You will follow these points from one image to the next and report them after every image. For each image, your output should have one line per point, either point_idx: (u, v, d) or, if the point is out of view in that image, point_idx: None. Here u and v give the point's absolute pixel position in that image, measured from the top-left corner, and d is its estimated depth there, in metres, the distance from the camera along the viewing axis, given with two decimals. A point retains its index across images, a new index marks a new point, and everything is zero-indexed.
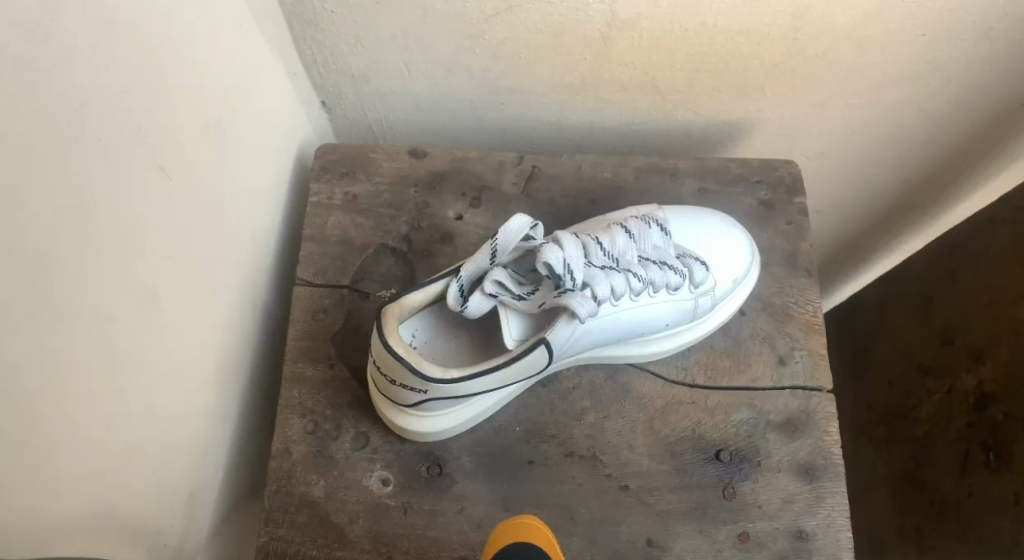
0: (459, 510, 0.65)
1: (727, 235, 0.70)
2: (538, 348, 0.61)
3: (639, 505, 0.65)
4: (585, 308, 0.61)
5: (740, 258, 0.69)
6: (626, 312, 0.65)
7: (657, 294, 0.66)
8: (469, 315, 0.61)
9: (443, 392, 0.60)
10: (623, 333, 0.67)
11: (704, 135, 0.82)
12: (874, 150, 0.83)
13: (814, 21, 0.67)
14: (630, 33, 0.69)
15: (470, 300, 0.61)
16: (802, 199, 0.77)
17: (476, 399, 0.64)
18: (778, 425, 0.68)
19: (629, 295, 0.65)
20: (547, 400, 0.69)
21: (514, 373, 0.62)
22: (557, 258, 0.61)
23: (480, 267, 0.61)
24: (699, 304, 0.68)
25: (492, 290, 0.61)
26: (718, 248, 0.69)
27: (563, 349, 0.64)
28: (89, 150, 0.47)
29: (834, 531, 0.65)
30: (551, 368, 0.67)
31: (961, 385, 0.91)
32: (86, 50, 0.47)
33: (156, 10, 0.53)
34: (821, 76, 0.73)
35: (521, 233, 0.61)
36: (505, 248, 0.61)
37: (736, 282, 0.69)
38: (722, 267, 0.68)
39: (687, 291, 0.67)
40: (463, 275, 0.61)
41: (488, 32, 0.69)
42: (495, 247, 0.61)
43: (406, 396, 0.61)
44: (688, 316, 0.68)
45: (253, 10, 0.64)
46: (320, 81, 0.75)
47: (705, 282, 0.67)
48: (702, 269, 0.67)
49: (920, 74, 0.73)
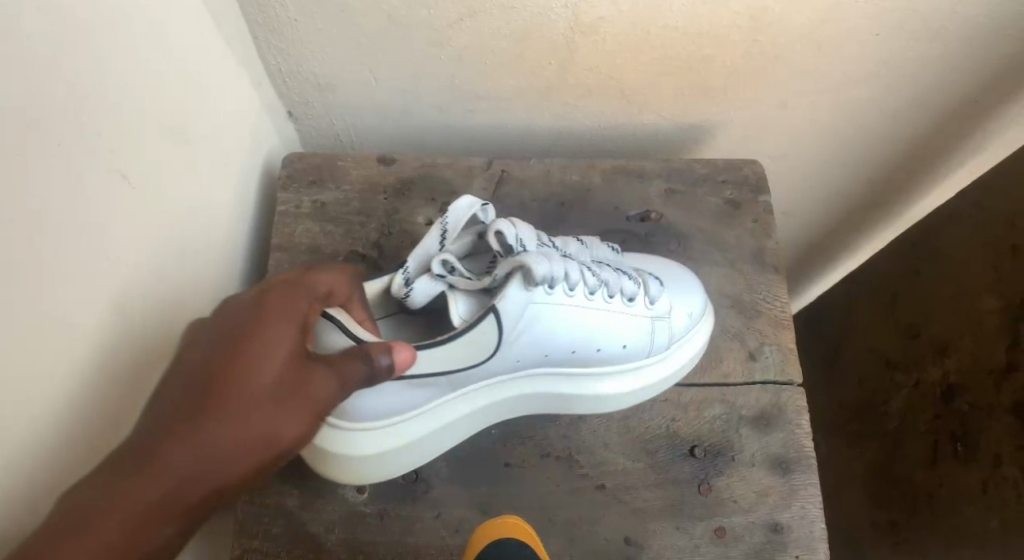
0: (436, 514, 0.65)
1: (685, 272, 0.70)
2: (488, 317, 0.59)
3: (616, 503, 0.66)
4: (542, 268, 0.59)
5: (698, 298, 0.69)
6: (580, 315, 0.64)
7: (612, 299, 0.66)
8: (415, 299, 0.61)
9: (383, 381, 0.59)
10: (580, 334, 0.65)
11: (669, 138, 0.83)
12: (833, 151, 0.85)
13: (772, 23, 0.68)
14: (593, 37, 0.70)
15: (416, 284, 0.60)
16: (766, 198, 0.79)
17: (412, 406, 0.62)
18: (750, 419, 0.69)
19: (584, 291, 0.64)
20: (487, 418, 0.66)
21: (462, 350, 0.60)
22: (510, 230, 0.61)
23: (431, 248, 0.61)
24: (655, 343, 0.67)
25: (440, 271, 0.60)
26: (674, 275, 0.69)
27: (516, 343, 0.62)
28: (56, 158, 0.48)
29: (808, 523, 0.66)
30: (501, 382, 0.65)
31: (928, 377, 0.94)
32: (43, 53, 0.46)
33: (116, 17, 0.53)
34: (781, 75, 0.75)
35: (473, 210, 0.61)
36: (454, 230, 0.61)
37: (693, 319, 0.68)
38: (678, 293, 0.68)
39: (642, 304, 0.67)
40: (413, 257, 0.61)
41: (453, 38, 0.70)
42: (445, 225, 0.61)
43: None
44: (644, 345, 0.67)
45: (217, 17, 0.64)
46: (287, 90, 0.75)
47: (659, 298, 0.67)
48: (656, 284, 0.67)
49: (873, 75, 0.75)
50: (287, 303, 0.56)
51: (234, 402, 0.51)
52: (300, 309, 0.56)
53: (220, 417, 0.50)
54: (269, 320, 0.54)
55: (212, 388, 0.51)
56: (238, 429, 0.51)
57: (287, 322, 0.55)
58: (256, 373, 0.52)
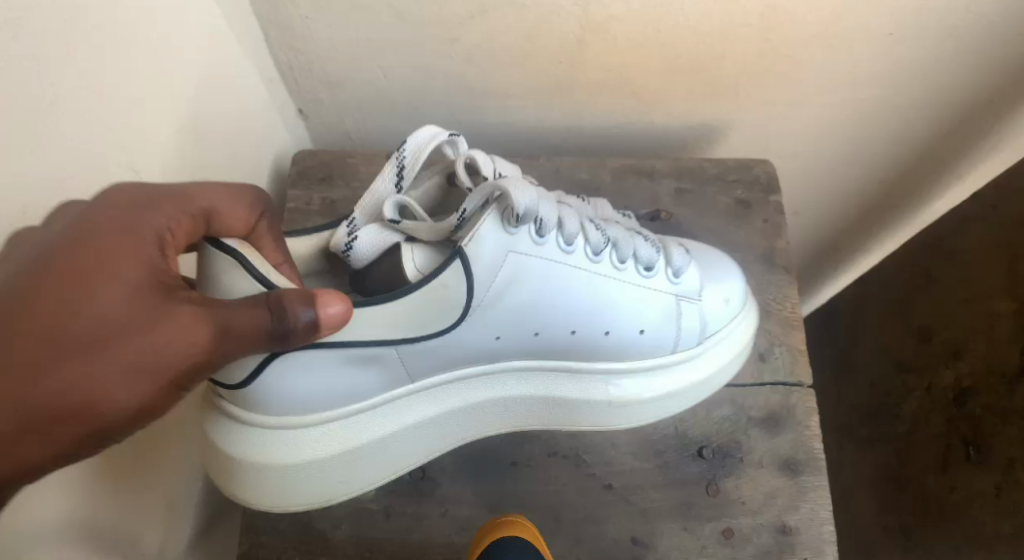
0: (443, 512, 0.65)
1: (723, 256, 0.69)
2: (453, 263, 0.56)
3: (622, 503, 0.65)
4: (524, 196, 0.57)
5: (735, 279, 0.68)
6: (588, 283, 0.63)
7: (626, 266, 0.64)
8: (363, 245, 0.58)
9: (299, 356, 0.55)
10: (587, 298, 0.63)
11: (680, 138, 0.83)
12: (845, 151, 0.84)
13: (783, 21, 0.68)
14: (604, 35, 0.70)
15: (363, 231, 0.58)
16: (777, 198, 0.78)
17: (350, 386, 0.59)
18: (759, 420, 0.69)
19: (585, 249, 0.62)
20: (439, 426, 0.65)
21: (418, 305, 0.56)
22: (481, 161, 0.60)
23: (387, 187, 0.60)
24: (683, 327, 0.66)
25: (392, 216, 0.58)
26: (706, 256, 0.68)
27: (505, 313, 0.60)
28: (63, 155, 0.49)
29: (817, 525, 0.65)
30: (449, 384, 0.64)
31: (941, 381, 0.93)
32: (52, 50, 0.47)
33: (128, 15, 0.53)
34: (792, 74, 0.74)
35: (433, 141, 0.60)
36: (411, 167, 0.60)
37: (728, 303, 0.67)
38: (710, 274, 0.67)
39: (662, 274, 0.65)
40: (367, 197, 0.59)
41: (463, 36, 0.70)
42: (403, 159, 0.59)
43: (241, 370, 0.55)
44: (666, 323, 0.65)
45: (227, 14, 0.65)
46: (297, 88, 0.75)
47: (682, 270, 0.65)
48: (682, 257, 0.66)
49: (887, 74, 0.74)
50: (138, 216, 0.48)
51: (78, 338, 0.45)
52: (156, 225, 0.49)
53: (70, 356, 0.44)
54: (114, 238, 0.47)
55: (32, 317, 0.44)
56: (92, 371, 0.45)
57: (135, 245, 0.47)
58: (111, 303, 0.46)
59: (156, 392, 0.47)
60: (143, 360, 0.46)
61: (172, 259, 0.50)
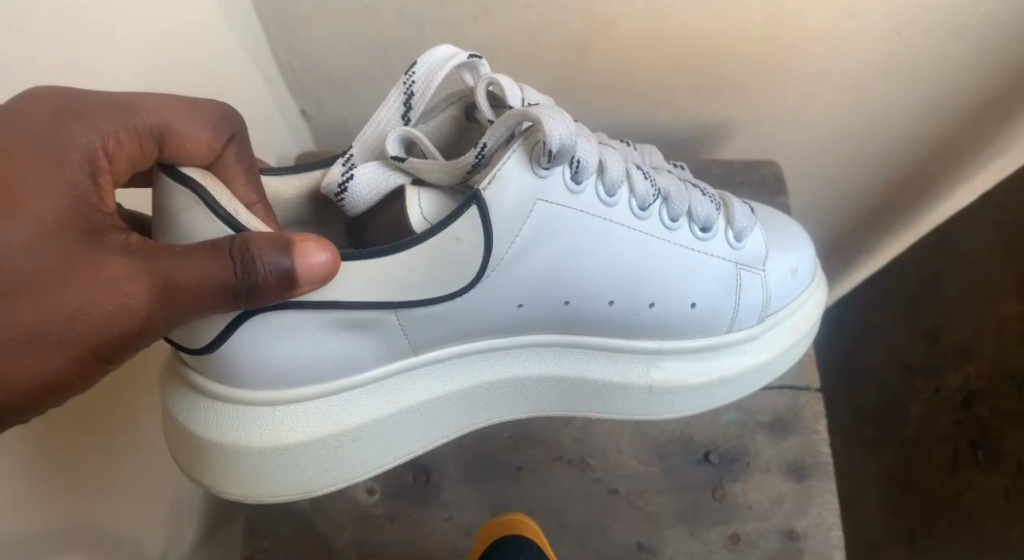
0: (447, 517, 0.64)
1: (788, 229, 0.67)
2: (471, 208, 0.51)
3: (627, 508, 0.65)
4: (563, 129, 0.52)
5: (804, 253, 0.66)
6: (635, 241, 0.59)
7: (681, 224, 0.61)
8: (359, 182, 0.53)
9: (276, 320, 0.51)
10: (634, 252, 0.59)
11: (686, 139, 0.82)
12: (851, 151, 0.84)
13: (788, 21, 0.68)
14: (609, 35, 0.69)
15: (361, 169, 0.53)
16: (784, 199, 0.77)
17: (338, 354, 0.55)
18: (765, 424, 0.68)
19: (632, 197, 0.58)
20: (441, 409, 0.62)
21: (424, 258, 0.52)
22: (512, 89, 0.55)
23: (392, 116, 0.54)
24: (743, 297, 0.63)
25: (395, 152, 0.54)
26: (769, 224, 0.66)
27: (532, 277, 0.56)
28: None
29: (824, 529, 0.64)
30: (458, 362, 0.61)
31: (949, 384, 0.93)
32: (52, 51, 0.47)
33: (128, 17, 0.53)
34: (798, 75, 0.74)
35: (450, 61, 0.54)
36: (424, 90, 0.54)
37: (795, 274, 0.65)
38: (775, 244, 0.65)
39: (721, 236, 0.62)
40: (368, 129, 0.54)
41: (466, 36, 0.69)
42: (411, 83, 0.54)
43: (206, 333, 0.51)
44: (727, 296, 0.63)
45: (230, 15, 0.65)
46: (299, 89, 0.75)
47: (743, 232, 0.62)
48: (742, 218, 0.63)
49: (895, 74, 0.73)
50: (65, 134, 0.44)
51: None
52: (85, 143, 0.45)
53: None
54: (30, 165, 0.43)
55: None
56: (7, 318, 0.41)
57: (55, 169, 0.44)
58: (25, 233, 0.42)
59: (70, 360, 0.44)
60: (49, 322, 0.43)
61: (108, 184, 0.46)
